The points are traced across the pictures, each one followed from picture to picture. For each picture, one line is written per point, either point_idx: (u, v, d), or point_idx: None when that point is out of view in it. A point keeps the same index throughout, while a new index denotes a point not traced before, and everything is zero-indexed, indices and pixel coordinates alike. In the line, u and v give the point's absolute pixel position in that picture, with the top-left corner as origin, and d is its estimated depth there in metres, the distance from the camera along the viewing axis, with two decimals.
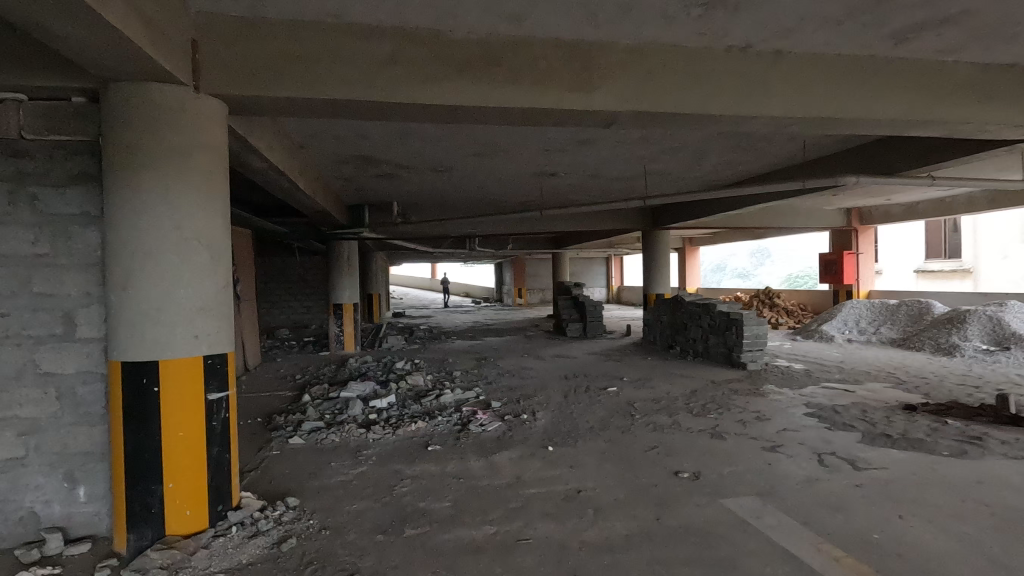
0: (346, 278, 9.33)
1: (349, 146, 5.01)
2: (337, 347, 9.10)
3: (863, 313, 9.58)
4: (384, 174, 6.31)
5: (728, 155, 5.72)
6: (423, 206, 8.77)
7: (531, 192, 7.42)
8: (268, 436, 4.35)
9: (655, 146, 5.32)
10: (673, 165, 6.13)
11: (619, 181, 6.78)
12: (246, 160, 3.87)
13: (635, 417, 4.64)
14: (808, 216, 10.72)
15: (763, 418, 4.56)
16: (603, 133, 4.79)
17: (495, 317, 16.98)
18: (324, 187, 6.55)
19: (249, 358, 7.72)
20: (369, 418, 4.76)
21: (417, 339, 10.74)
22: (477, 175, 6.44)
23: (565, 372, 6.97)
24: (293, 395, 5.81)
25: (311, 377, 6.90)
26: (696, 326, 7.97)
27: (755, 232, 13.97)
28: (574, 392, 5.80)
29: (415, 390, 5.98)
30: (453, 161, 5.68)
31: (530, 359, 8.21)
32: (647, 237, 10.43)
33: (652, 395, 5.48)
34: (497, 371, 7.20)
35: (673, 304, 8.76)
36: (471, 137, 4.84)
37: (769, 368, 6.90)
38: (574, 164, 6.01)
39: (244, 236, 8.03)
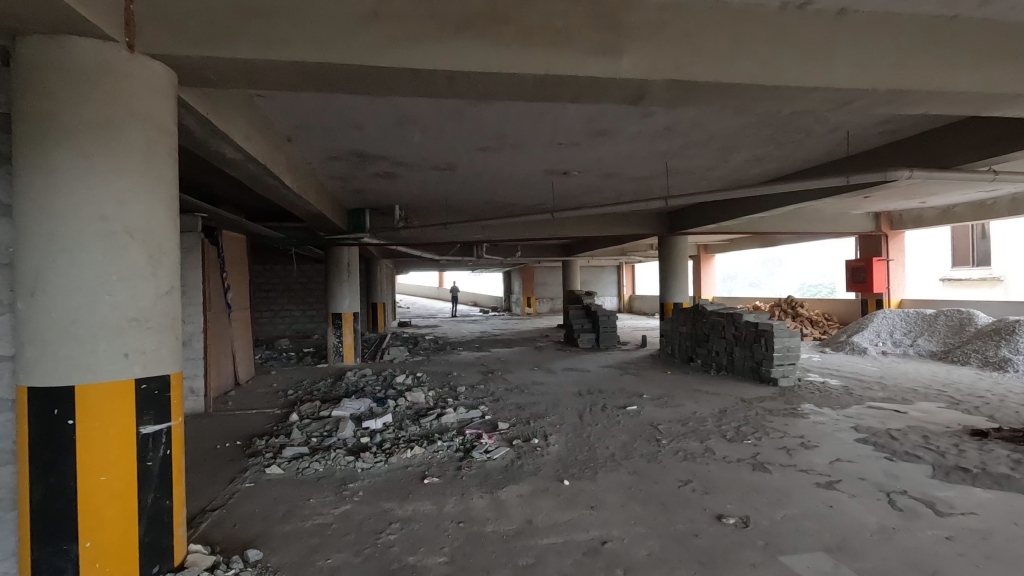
0: (346, 285, 8.85)
1: (341, 139, 4.55)
2: (336, 359, 8.60)
3: (897, 325, 8.93)
4: (383, 173, 5.84)
5: (760, 149, 5.19)
6: (427, 210, 8.29)
7: (541, 193, 6.93)
8: (244, 464, 3.83)
9: (680, 139, 4.81)
10: (697, 163, 5.62)
11: (637, 180, 6.27)
12: (218, 149, 3.41)
13: (662, 444, 4.07)
14: (835, 220, 10.12)
15: (809, 445, 3.97)
16: (622, 123, 4.29)
17: (504, 327, 16.45)
18: (319, 187, 6.10)
19: (241, 371, 7.26)
20: (360, 442, 4.23)
21: (421, 351, 10.23)
22: (483, 174, 5.96)
23: (579, 388, 6.41)
24: (281, 414, 5.31)
25: (304, 392, 6.40)
26: (720, 338, 7.39)
27: (775, 239, 13.39)
28: (590, 411, 5.25)
29: (414, 408, 5.44)
30: (457, 158, 5.21)
31: (541, 372, 7.65)
32: (663, 243, 9.88)
33: (677, 416, 4.92)
34: (505, 387, 6.66)
35: (693, 314, 8.19)
36: (476, 128, 4.35)
37: (803, 384, 6.30)
38: (589, 161, 5.51)
39: (239, 242, 7.59)
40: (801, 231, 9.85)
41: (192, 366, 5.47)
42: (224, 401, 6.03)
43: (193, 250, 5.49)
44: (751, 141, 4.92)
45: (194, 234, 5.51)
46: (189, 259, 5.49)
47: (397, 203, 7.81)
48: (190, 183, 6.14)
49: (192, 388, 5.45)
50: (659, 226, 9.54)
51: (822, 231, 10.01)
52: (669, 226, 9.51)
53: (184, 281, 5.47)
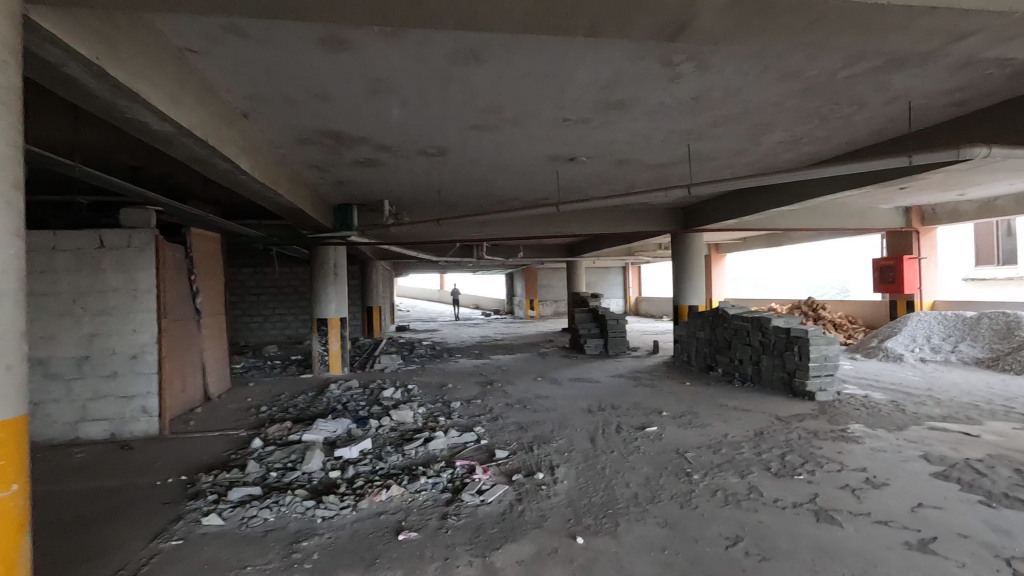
0: (332, 288, 8.09)
1: (308, 115, 3.85)
2: (321, 368, 7.86)
3: (934, 329, 8.18)
4: (364, 160, 5.14)
5: (799, 127, 4.45)
6: (420, 205, 7.58)
7: (544, 184, 6.21)
8: (181, 510, 3.09)
9: (708, 115, 4.09)
10: (723, 145, 4.90)
11: (654, 168, 5.55)
12: (136, 117, 2.70)
13: (695, 481, 3.33)
14: (862, 216, 9.36)
15: (878, 482, 3.23)
16: (642, 92, 3.57)
17: (506, 331, 15.72)
18: (294, 178, 5.40)
19: (213, 386, 6.53)
20: (328, 479, 3.50)
21: (416, 358, 9.52)
22: (480, 161, 5.24)
23: (589, 403, 5.67)
24: (246, 437, 4.58)
25: (280, 409, 5.69)
26: (744, 345, 6.64)
27: (792, 236, 12.62)
28: (603, 433, 4.51)
29: (400, 430, 4.70)
30: (448, 140, 4.50)
31: (545, 384, 6.91)
32: (676, 241, 9.14)
33: (706, 440, 4.19)
34: (504, 402, 5.93)
35: (713, 318, 7.44)
36: (467, 101, 3.64)
37: (843, 398, 5.56)
38: (599, 144, 4.80)
39: (211, 241, 6.87)
40: (827, 227, 9.10)
41: (144, 383, 4.76)
42: (186, 421, 5.31)
43: (146, 248, 4.79)
44: (791, 117, 4.20)
45: (147, 230, 4.82)
46: (142, 259, 4.79)
47: (387, 197, 7.10)
48: (151, 174, 5.45)
49: (144, 407, 4.75)
50: (673, 222, 8.81)
51: (850, 227, 9.26)
52: (683, 223, 8.77)
53: (136, 284, 4.77)
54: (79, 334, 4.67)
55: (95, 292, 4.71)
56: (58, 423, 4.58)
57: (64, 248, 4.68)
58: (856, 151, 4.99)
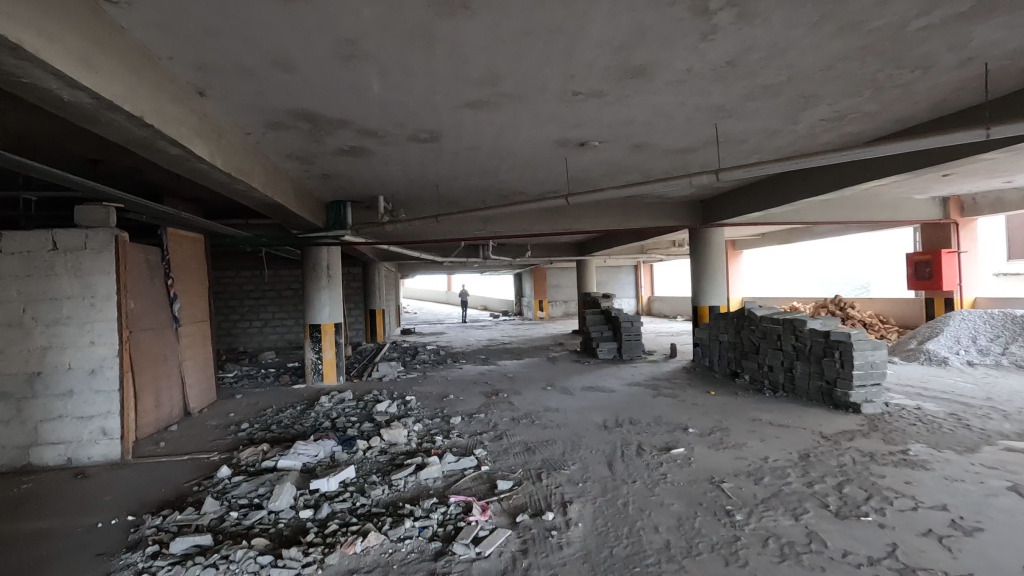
0: (326, 291, 7.50)
1: (275, 91, 3.30)
2: (315, 378, 7.37)
3: (981, 329, 7.48)
4: (349, 149, 4.59)
5: (847, 100, 3.84)
6: (418, 201, 7.03)
7: (552, 175, 5.64)
8: (110, 566, 2.54)
9: (742, 86, 3.49)
10: (755, 124, 4.30)
11: (674, 153, 4.96)
12: (36, 82, 2.16)
13: (739, 525, 2.73)
14: (897, 207, 8.67)
15: (969, 527, 2.61)
16: (667, 55, 3.00)
17: (514, 333, 15.14)
18: (274, 170, 4.87)
19: (195, 400, 6.01)
20: (295, 522, 2.93)
21: (419, 365, 8.99)
22: (479, 147, 4.69)
23: (605, 417, 5.08)
24: (217, 463, 4.05)
25: (262, 426, 5.15)
26: (775, 350, 6.02)
27: (817, 231, 11.92)
28: (623, 457, 3.92)
29: (390, 453, 4.14)
30: (441, 121, 3.94)
31: (556, 394, 6.33)
32: (695, 236, 8.51)
33: (744, 466, 3.60)
34: (511, 415, 5.36)
35: (738, 320, 6.82)
36: (458, 68, 3.07)
37: (892, 410, 4.92)
38: (613, 126, 4.22)
39: (191, 242, 6.36)
40: (858, 220, 8.45)
41: (104, 402, 4.24)
42: (156, 442, 4.78)
43: (105, 250, 4.28)
44: (839, 87, 3.59)
45: (106, 229, 4.31)
46: (100, 263, 4.27)
47: (382, 193, 6.57)
48: (119, 169, 4.96)
49: (104, 428, 4.22)
50: (691, 216, 8.19)
51: (883, 219, 8.60)
52: (703, 217, 8.16)
53: (93, 290, 4.25)
54: (30, 347, 4.16)
55: (47, 299, 4.20)
56: (8, 447, 4.08)
57: (13, 251, 4.18)
58: (910, 128, 4.35)
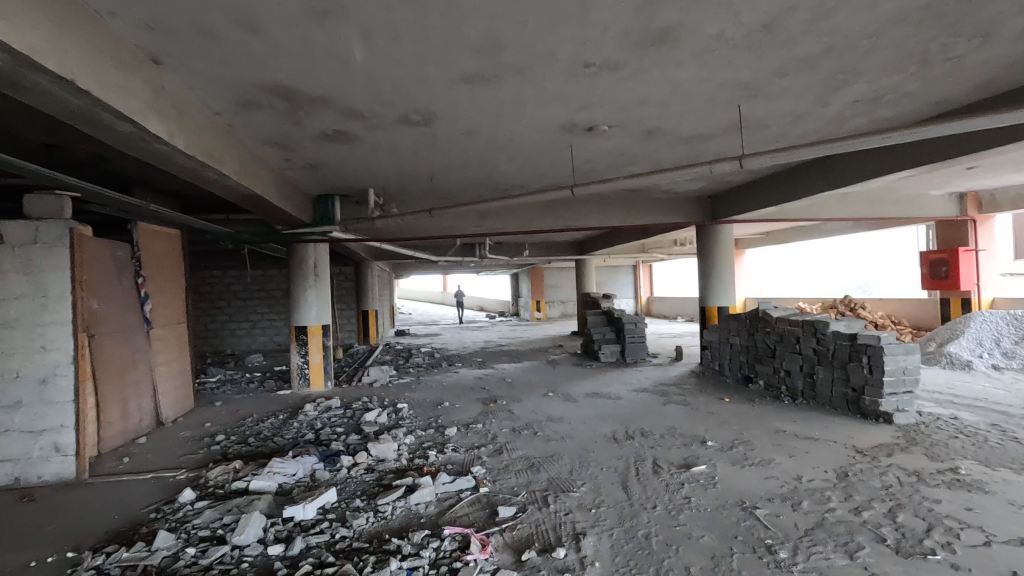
0: (312, 291, 7.03)
1: (243, 60, 2.87)
2: (301, 384, 6.92)
3: (1005, 331, 7.10)
4: (333, 133, 4.15)
5: (888, 76, 3.44)
6: (410, 195, 6.59)
7: (555, 165, 5.21)
8: None
9: (776, 57, 3.08)
10: (782, 106, 3.89)
11: (690, 139, 4.54)
12: None
13: (785, 565, 2.31)
14: (913, 203, 8.29)
15: None
16: (697, 15, 2.57)
17: (511, 335, 14.70)
18: (251, 158, 4.43)
19: (169, 409, 5.55)
20: (261, 562, 2.49)
21: (413, 368, 8.56)
22: (477, 133, 4.26)
23: (615, 429, 4.65)
24: (182, 484, 3.61)
25: (239, 438, 4.70)
26: (794, 354, 5.61)
27: (825, 228, 11.54)
28: (638, 476, 3.50)
29: (378, 471, 3.71)
30: (434, 100, 3.52)
31: (558, 401, 5.91)
32: (702, 233, 8.10)
33: (775, 488, 3.19)
34: (511, 426, 4.93)
35: (751, 321, 6.42)
36: (453, 31, 2.64)
37: (927, 421, 4.51)
38: (626, 107, 3.81)
39: (166, 239, 5.91)
40: (873, 216, 8.07)
41: (57, 415, 3.78)
42: (120, 457, 4.33)
43: (58, 245, 3.84)
44: (883, 60, 3.18)
45: (60, 220, 3.87)
46: (53, 259, 3.82)
47: (372, 185, 6.13)
48: (80, 156, 4.52)
49: (56, 444, 3.76)
50: (698, 212, 7.79)
51: (898, 216, 8.23)
52: (711, 213, 7.76)
53: (45, 290, 3.80)
54: None
55: None
56: None
57: None
58: (953, 110, 3.95)
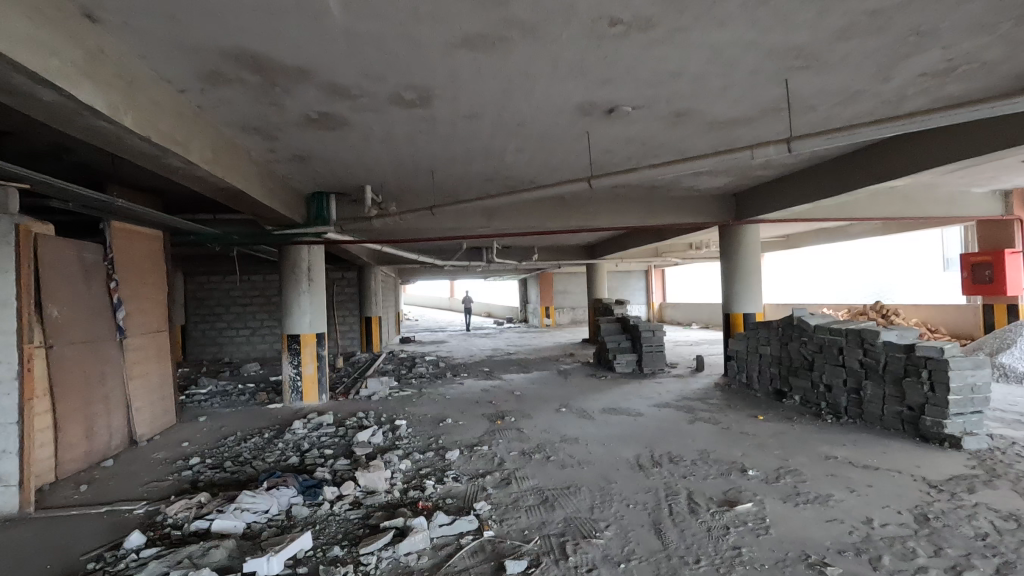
0: (306, 297, 6.51)
1: (198, 18, 2.37)
2: (294, 398, 6.41)
3: None
4: (318, 118, 3.66)
5: (970, 41, 2.89)
6: (411, 192, 6.09)
7: (569, 156, 4.69)
8: None
9: (842, 13, 2.53)
10: (837, 81, 3.34)
11: (724, 123, 4.00)
12: None
13: None
14: (954, 202, 7.67)
15: None
16: None
17: (519, 342, 14.14)
18: (229, 147, 3.95)
19: (144, 426, 5.06)
20: None
21: (416, 379, 8.03)
22: (481, 116, 3.74)
23: (638, 453, 4.09)
24: (136, 522, 3.09)
25: (215, 462, 4.18)
26: (836, 367, 5.02)
27: (852, 228, 10.92)
28: (673, 517, 2.94)
29: (364, 508, 3.16)
30: (431, 72, 3.00)
31: (572, 418, 5.36)
32: (726, 233, 7.53)
33: (844, 536, 2.62)
34: (520, 448, 4.37)
35: (784, 330, 5.84)
36: None
37: (1001, 446, 3.91)
38: (654, 83, 3.28)
39: (145, 239, 5.43)
40: (909, 216, 7.48)
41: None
42: (77, 484, 3.83)
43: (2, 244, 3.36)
44: (971, 16, 2.63)
45: (4, 217, 3.39)
46: None
47: (369, 181, 5.63)
48: (39, 147, 4.05)
49: None
50: (722, 212, 7.23)
51: (937, 215, 7.63)
52: (735, 212, 7.20)
53: None
54: None
55: None
56: None
57: None
58: None
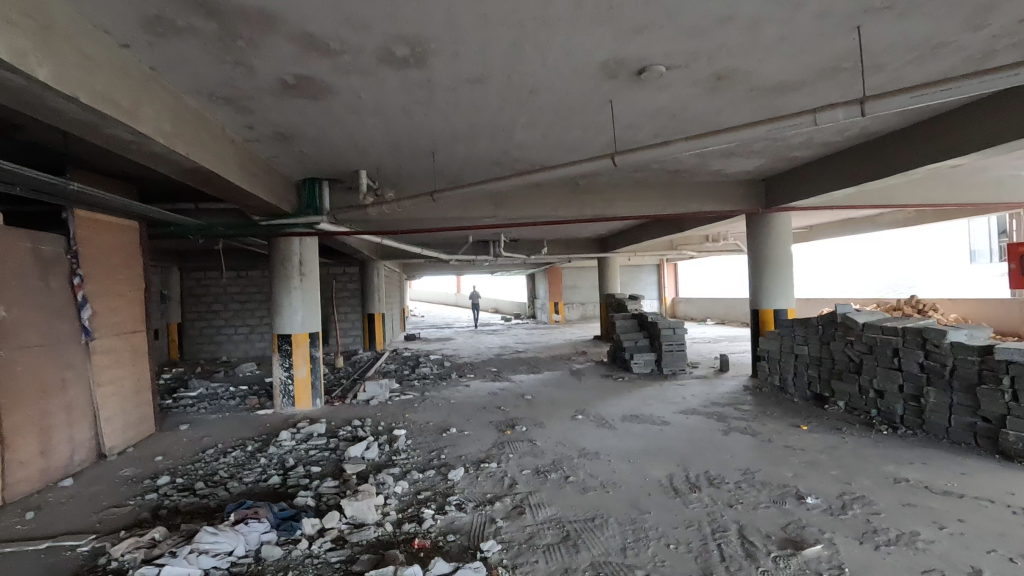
0: (297, 293, 5.98)
1: None
2: (285, 403, 5.92)
3: None
4: (295, 83, 3.11)
5: None
6: (411, 177, 5.54)
7: (588, 131, 4.11)
8: None
9: None
10: (919, 28, 2.76)
11: (772, 88, 3.42)
12: None
13: None
14: (1005, 187, 7.02)
15: None
16: None
17: (528, 339, 13.59)
18: (196, 120, 3.41)
19: (116, 438, 4.56)
20: None
21: (418, 381, 7.50)
22: (487, 79, 3.18)
23: (671, 473, 3.53)
24: (74, 565, 2.57)
25: (185, 483, 3.66)
26: (890, 371, 4.44)
27: (882, 217, 10.25)
28: (728, 565, 2.37)
29: (348, 549, 2.62)
30: (425, 16, 2.44)
31: (590, 427, 4.82)
32: (755, 223, 6.93)
33: None
34: (532, 466, 3.82)
35: (825, 328, 5.25)
36: None
37: None
38: (696, 32, 2.70)
39: (117, 230, 4.90)
40: (954, 203, 6.86)
41: None
42: (25, 511, 3.33)
43: None
44: None
45: None
46: None
47: (363, 165, 5.08)
48: None
49: None
50: (750, 199, 6.63)
51: (984, 202, 7.00)
52: (765, 199, 6.60)
53: None
54: None
55: None
56: None
57: None
58: None
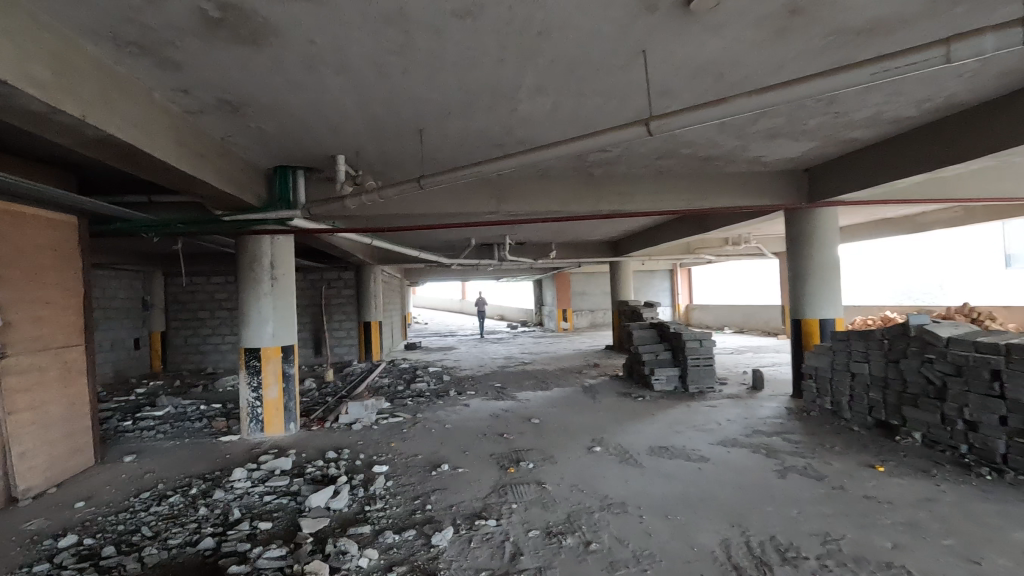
0: (267, 301, 5.15)
1: None
2: (252, 429, 5.11)
3: None
4: (221, 15, 2.29)
5: None
6: (398, 163, 4.72)
7: (613, 94, 3.27)
8: None
9: None
10: None
11: (862, 26, 2.57)
12: None
13: None
14: None
15: None
16: None
17: (535, 349, 12.77)
18: (100, 73, 2.59)
19: (35, 478, 3.76)
20: None
21: (411, 400, 6.66)
22: (481, 12, 2.35)
23: (726, 541, 2.66)
24: None
25: (91, 548, 2.82)
26: (986, 398, 3.58)
27: (923, 216, 9.34)
28: None
29: None
30: None
31: (612, 464, 3.95)
32: (797, 219, 6.04)
33: None
34: (541, 525, 2.94)
35: (895, 343, 4.36)
36: None
37: None
38: None
39: (47, 225, 4.09)
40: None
41: None
42: None
43: None
44: None
45: None
46: None
47: (340, 148, 4.27)
48: None
49: None
50: (791, 192, 5.76)
51: None
52: (807, 193, 5.73)
53: None
54: None
55: None
56: None
57: None
58: None
